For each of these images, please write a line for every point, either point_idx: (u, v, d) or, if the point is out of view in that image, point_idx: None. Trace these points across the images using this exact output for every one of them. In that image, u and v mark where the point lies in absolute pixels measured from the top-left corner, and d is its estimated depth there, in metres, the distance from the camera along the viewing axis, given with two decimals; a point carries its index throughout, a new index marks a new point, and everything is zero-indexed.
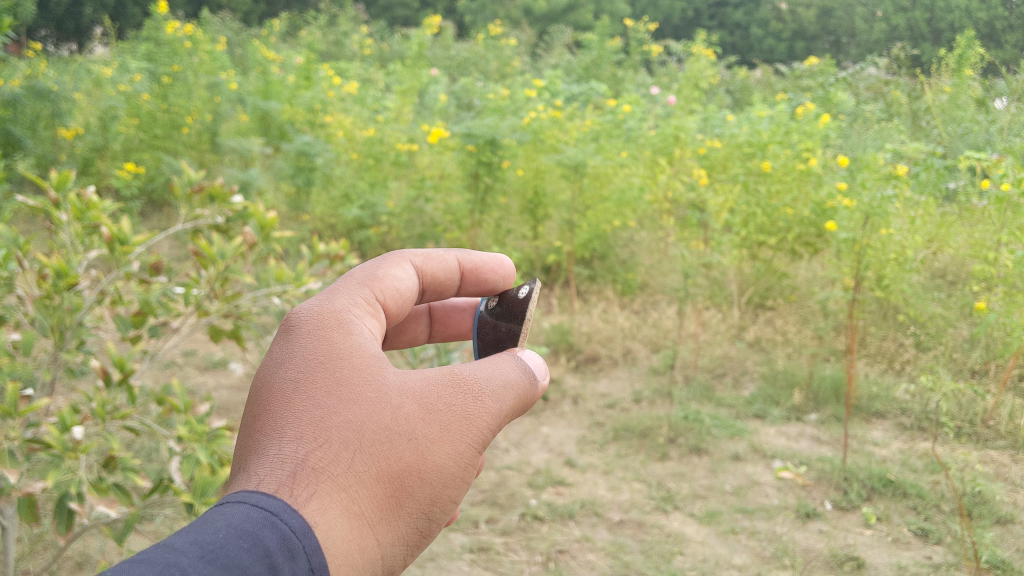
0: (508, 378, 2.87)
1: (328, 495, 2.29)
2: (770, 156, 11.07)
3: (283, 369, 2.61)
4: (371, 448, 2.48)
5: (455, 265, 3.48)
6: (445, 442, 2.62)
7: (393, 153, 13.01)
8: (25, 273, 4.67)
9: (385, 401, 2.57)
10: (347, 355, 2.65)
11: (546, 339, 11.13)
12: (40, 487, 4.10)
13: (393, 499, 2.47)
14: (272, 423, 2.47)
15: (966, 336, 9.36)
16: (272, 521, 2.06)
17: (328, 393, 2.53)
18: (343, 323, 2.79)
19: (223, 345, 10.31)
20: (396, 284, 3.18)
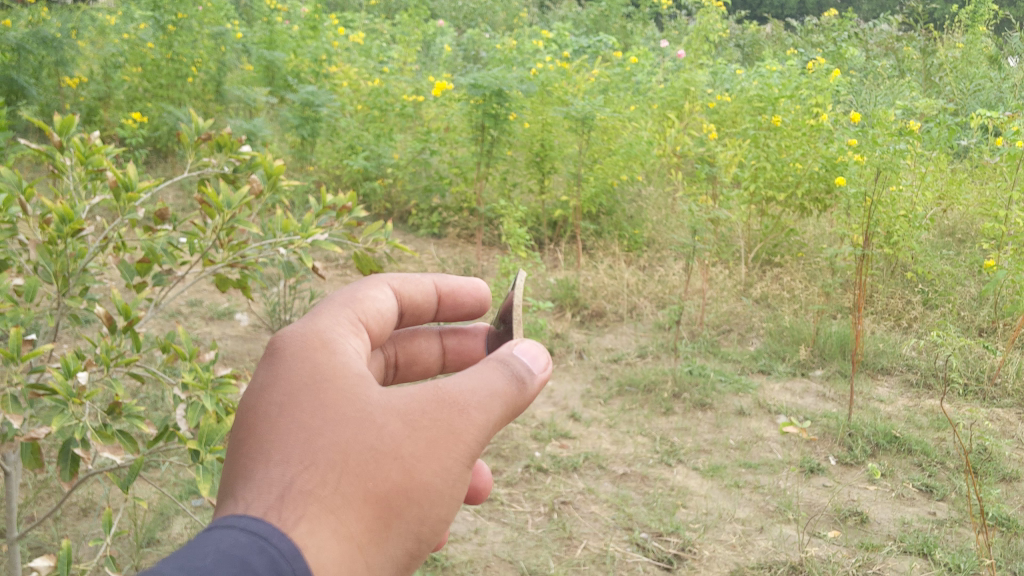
0: (498, 385, 2.42)
1: (313, 520, 1.99)
2: (780, 111, 10.97)
3: (262, 392, 2.24)
4: (357, 470, 2.13)
5: (432, 290, 3.09)
6: (435, 460, 2.25)
7: (398, 104, 12.89)
8: (29, 218, 4.60)
9: (369, 418, 2.20)
10: (332, 371, 2.28)
11: (551, 294, 11.00)
12: (44, 432, 4.08)
13: (381, 524, 2.15)
14: (250, 450, 2.13)
15: (975, 294, 9.59)
16: (261, 547, 1.81)
17: (312, 409, 2.18)
18: (327, 341, 2.39)
19: (228, 296, 10.29)
20: (375, 312, 2.71)
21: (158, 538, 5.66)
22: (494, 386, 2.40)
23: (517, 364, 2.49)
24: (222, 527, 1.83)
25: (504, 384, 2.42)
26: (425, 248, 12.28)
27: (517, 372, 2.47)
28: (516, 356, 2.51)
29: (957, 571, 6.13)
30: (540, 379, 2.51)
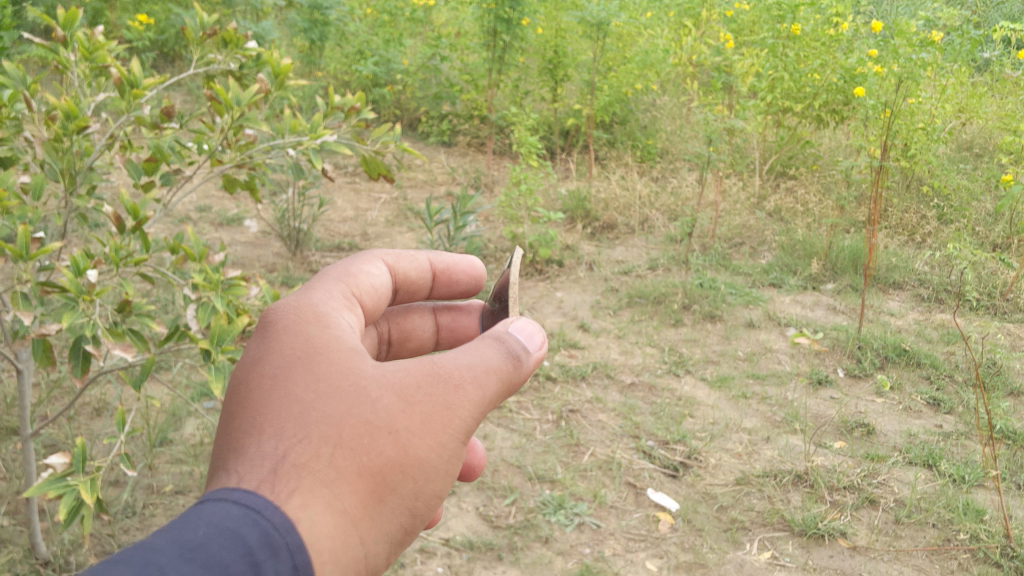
0: (495, 358, 2.35)
1: (306, 495, 1.94)
2: (801, 19, 10.57)
3: (254, 364, 2.19)
4: (351, 443, 2.08)
5: (426, 267, 3.06)
6: (431, 435, 2.19)
7: (408, 9, 12.62)
8: (34, 114, 4.52)
9: (363, 391, 2.15)
10: (325, 343, 2.22)
11: (562, 206, 10.91)
12: (55, 329, 4.08)
13: (375, 499, 2.11)
14: (242, 421, 2.08)
15: (990, 210, 9.48)
16: (253, 521, 1.78)
17: (305, 380, 2.12)
18: (320, 313, 2.34)
19: (237, 202, 10.23)
20: (365, 290, 2.67)
21: (170, 439, 5.73)
22: (490, 359, 2.34)
23: (517, 339, 2.42)
24: (214, 500, 1.80)
25: (502, 358, 2.36)
26: (435, 158, 12.15)
27: (516, 347, 2.40)
28: (516, 333, 2.44)
29: (962, 483, 6.18)
30: (537, 356, 2.44)
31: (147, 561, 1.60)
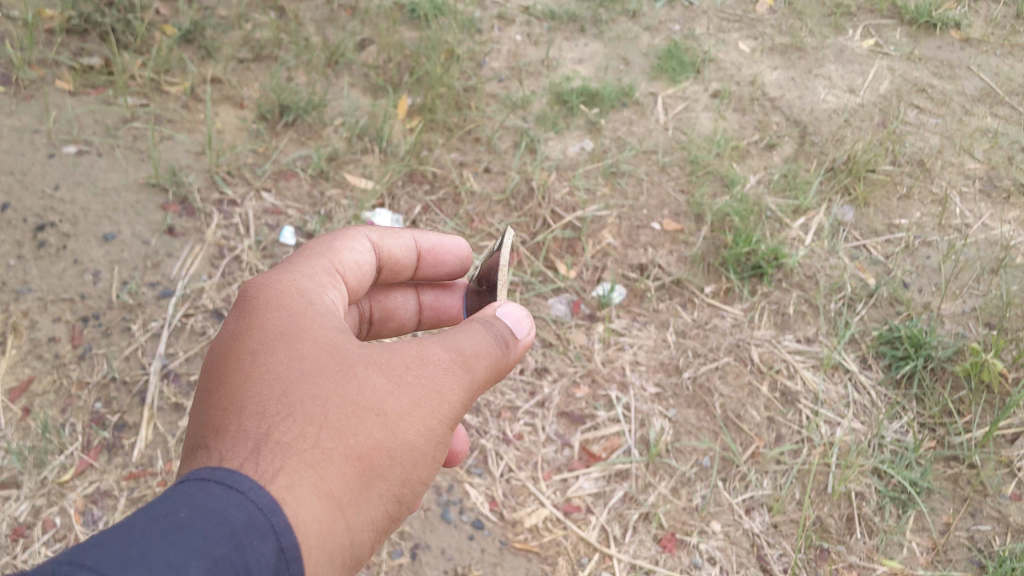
0: (502, 327, 1.81)
1: (294, 482, 1.46)
2: None
3: (227, 338, 1.68)
4: (340, 423, 1.56)
5: (409, 246, 2.25)
6: (430, 421, 1.64)
7: None
8: None
9: (353, 368, 1.61)
10: (313, 314, 1.70)
11: None
12: None
13: (364, 491, 1.56)
14: (213, 403, 1.58)
15: None
16: (236, 505, 1.37)
17: (285, 353, 1.62)
18: (305, 282, 1.80)
19: None
20: (353, 259, 2.02)
21: None
22: (494, 330, 1.80)
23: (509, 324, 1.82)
24: (193, 479, 1.40)
25: (507, 332, 1.81)
26: None
27: (511, 329, 1.82)
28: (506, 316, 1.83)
29: None
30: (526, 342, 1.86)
31: (116, 550, 1.24)
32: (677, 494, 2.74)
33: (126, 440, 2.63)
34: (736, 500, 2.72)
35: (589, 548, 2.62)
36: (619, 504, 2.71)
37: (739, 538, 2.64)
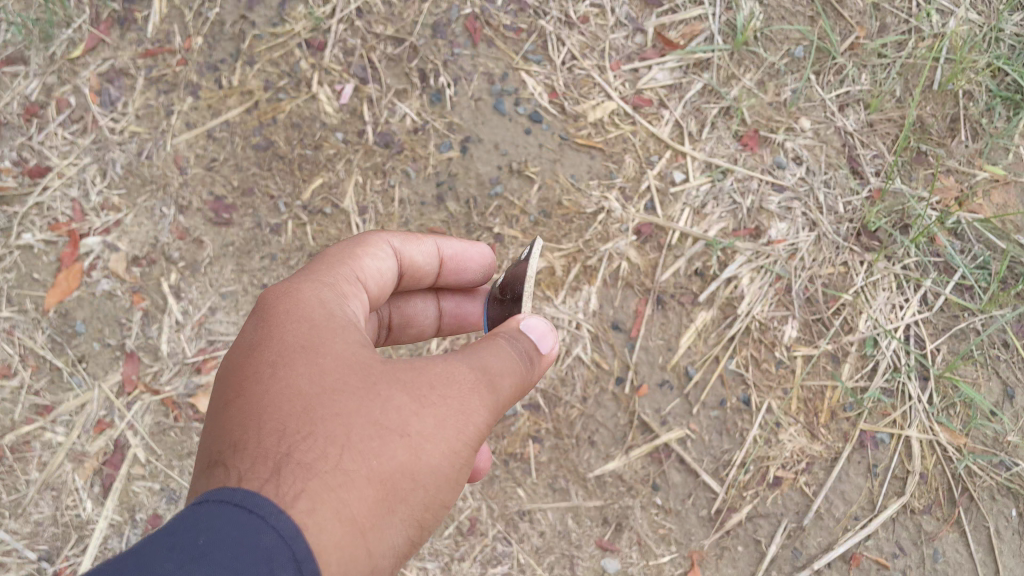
0: (537, 334, 1.18)
1: (319, 513, 0.90)
2: None
3: (233, 353, 1.09)
4: (364, 443, 0.97)
5: (435, 254, 1.50)
6: (467, 451, 1.05)
7: None
8: None
9: (374, 377, 1.02)
10: (337, 321, 1.10)
11: None
12: None
13: (385, 531, 0.97)
14: (212, 435, 1.01)
15: None
16: (251, 536, 0.84)
17: (306, 359, 1.03)
18: (326, 284, 1.18)
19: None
20: (376, 267, 1.33)
21: None
22: (529, 336, 1.17)
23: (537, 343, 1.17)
24: (212, 504, 0.87)
25: (534, 346, 1.17)
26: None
27: (534, 346, 1.17)
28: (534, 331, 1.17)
29: None
30: (546, 347, 1.19)
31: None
32: (762, 87, 2.12)
33: (139, 13, 2.12)
34: (828, 96, 2.11)
35: (660, 144, 2.09)
36: (697, 99, 2.12)
37: (830, 138, 2.09)
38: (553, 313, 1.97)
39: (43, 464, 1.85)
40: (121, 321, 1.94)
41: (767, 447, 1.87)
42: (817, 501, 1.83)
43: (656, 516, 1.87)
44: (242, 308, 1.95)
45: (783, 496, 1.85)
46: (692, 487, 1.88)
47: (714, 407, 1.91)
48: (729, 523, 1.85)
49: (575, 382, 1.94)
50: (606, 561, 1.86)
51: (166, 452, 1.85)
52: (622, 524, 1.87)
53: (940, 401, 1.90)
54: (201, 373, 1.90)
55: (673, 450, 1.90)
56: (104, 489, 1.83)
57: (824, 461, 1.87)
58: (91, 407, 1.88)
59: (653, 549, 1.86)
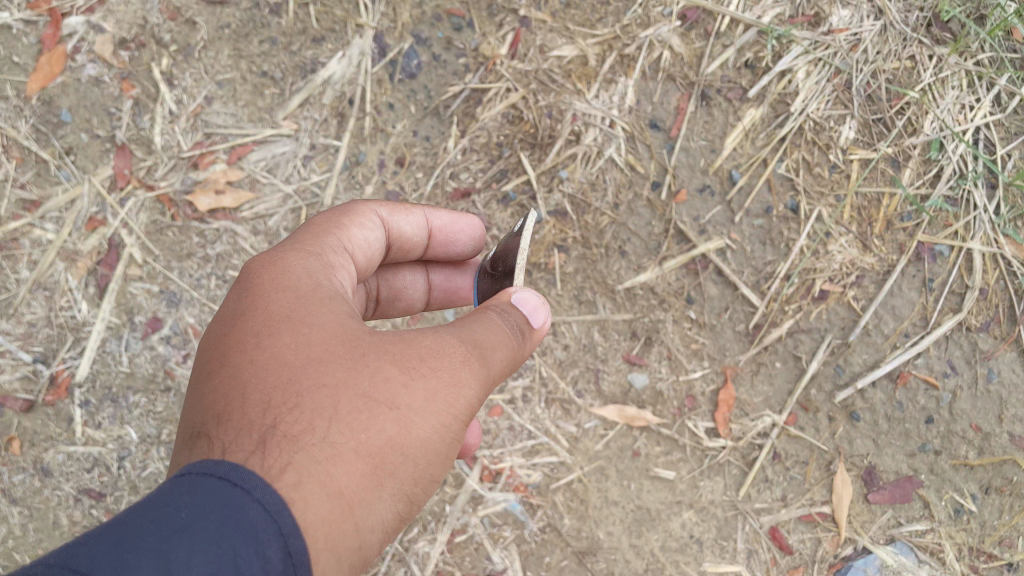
0: (529, 309, 1.03)
1: (307, 488, 0.78)
2: None
3: (214, 326, 0.95)
4: (353, 416, 0.84)
5: (424, 226, 1.32)
6: (460, 428, 0.92)
7: None
8: None
9: (360, 348, 0.89)
10: (325, 291, 0.96)
11: None
12: None
13: (376, 511, 0.85)
14: (190, 412, 0.87)
15: None
16: (237, 513, 0.72)
17: (292, 328, 0.90)
18: (313, 253, 1.04)
19: None
20: (365, 237, 1.18)
21: None
22: (518, 312, 1.03)
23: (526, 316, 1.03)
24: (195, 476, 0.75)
25: (523, 320, 1.03)
26: None
27: (525, 318, 1.02)
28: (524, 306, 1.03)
29: None
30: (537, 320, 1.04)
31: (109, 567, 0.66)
32: None
33: None
34: None
35: None
36: None
37: None
38: (585, 108, 1.75)
39: (34, 263, 1.70)
40: (109, 111, 1.73)
41: (814, 259, 1.71)
42: (866, 315, 1.69)
43: (689, 331, 1.74)
44: (240, 98, 1.77)
45: (828, 311, 1.71)
46: (729, 302, 1.73)
47: (759, 216, 1.73)
48: (768, 339, 1.72)
49: (607, 187, 1.75)
50: (634, 376, 1.74)
51: (164, 253, 1.72)
52: (652, 339, 1.73)
53: (1008, 212, 1.68)
54: (199, 170, 1.75)
55: (711, 262, 1.73)
56: (100, 291, 1.70)
57: (876, 275, 1.71)
58: (82, 203, 1.73)
59: (684, 364, 1.73)
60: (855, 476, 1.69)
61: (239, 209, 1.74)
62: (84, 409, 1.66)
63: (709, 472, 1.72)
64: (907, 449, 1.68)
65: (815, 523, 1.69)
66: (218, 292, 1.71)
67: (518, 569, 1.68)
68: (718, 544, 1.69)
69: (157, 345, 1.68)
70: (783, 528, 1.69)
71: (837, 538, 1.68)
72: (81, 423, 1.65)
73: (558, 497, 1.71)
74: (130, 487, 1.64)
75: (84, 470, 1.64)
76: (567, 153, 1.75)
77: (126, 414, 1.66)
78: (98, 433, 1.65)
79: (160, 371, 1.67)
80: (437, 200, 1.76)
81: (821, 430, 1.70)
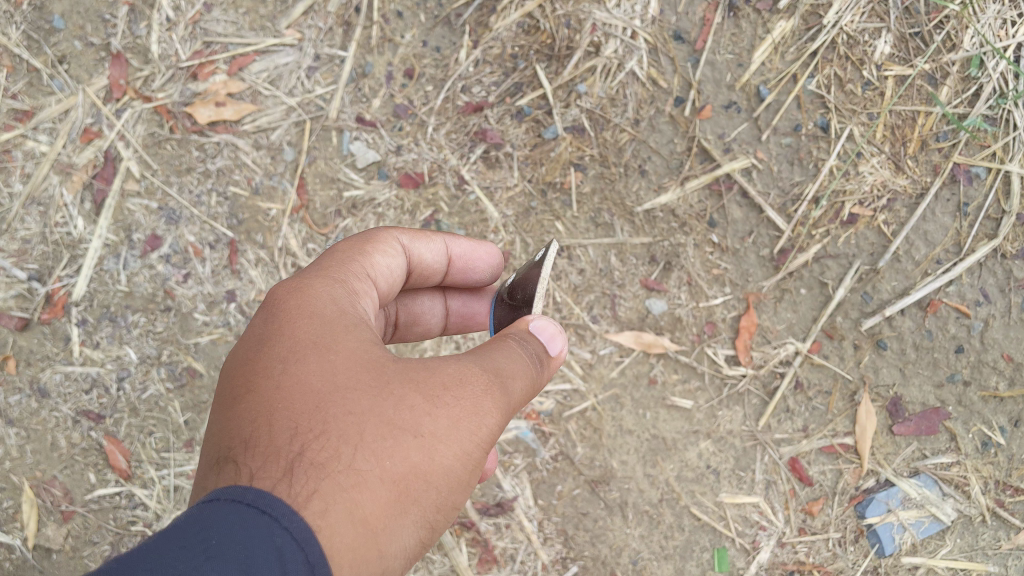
0: (546, 337, 0.95)
1: (332, 518, 0.70)
2: None
3: (234, 354, 0.87)
4: (379, 442, 0.76)
5: (444, 254, 1.20)
6: (483, 458, 0.84)
7: None
8: None
9: (382, 374, 0.81)
10: (350, 316, 0.88)
11: None
12: None
13: (400, 545, 0.76)
14: (209, 445, 0.80)
15: None
16: (267, 540, 0.65)
17: (317, 353, 0.82)
18: (338, 278, 0.95)
19: None
20: (388, 263, 1.07)
21: None
22: (537, 339, 0.94)
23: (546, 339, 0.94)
24: (225, 502, 0.68)
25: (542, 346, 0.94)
26: None
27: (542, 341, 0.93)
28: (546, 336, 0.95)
29: None
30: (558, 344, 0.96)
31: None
32: None
33: None
34: None
35: None
36: None
37: None
38: (604, 18, 1.62)
39: (28, 176, 1.62)
40: (104, 16, 1.63)
41: (844, 180, 1.62)
42: (897, 241, 1.60)
43: (710, 256, 1.66)
44: (241, 5, 1.67)
45: (857, 236, 1.63)
46: (753, 225, 1.66)
47: (787, 134, 1.63)
48: (794, 265, 1.64)
49: (627, 102, 1.65)
50: (652, 302, 1.67)
51: (163, 167, 1.64)
52: (672, 264, 1.67)
53: None
54: (198, 81, 1.66)
55: (736, 182, 1.65)
56: (97, 206, 1.63)
57: (908, 199, 1.61)
58: (77, 114, 1.64)
59: (704, 289, 1.66)
60: (880, 406, 1.63)
61: (240, 123, 1.66)
62: (82, 329, 1.60)
63: (728, 401, 1.66)
64: (934, 379, 1.60)
65: (837, 455, 1.64)
66: (220, 209, 1.64)
67: (530, 497, 1.63)
68: (735, 475, 1.64)
69: (157, 264, 1.62)
70: (803, 460, 1.64)
71: (859, 470, 1.63)
72: (79, 343, 1.59)
73: (572, 425, 1.66)
74: (130, 409, 1.58)
75: (83, 391, 1.58)
76: (585, 66, 1.64)
77: (125, 335, 1.60)
78: (97, 353, 1.59)
79: (159, 290, 1.61)
80: (446, 115, 1.67)
81: (845, 359, 1.64)
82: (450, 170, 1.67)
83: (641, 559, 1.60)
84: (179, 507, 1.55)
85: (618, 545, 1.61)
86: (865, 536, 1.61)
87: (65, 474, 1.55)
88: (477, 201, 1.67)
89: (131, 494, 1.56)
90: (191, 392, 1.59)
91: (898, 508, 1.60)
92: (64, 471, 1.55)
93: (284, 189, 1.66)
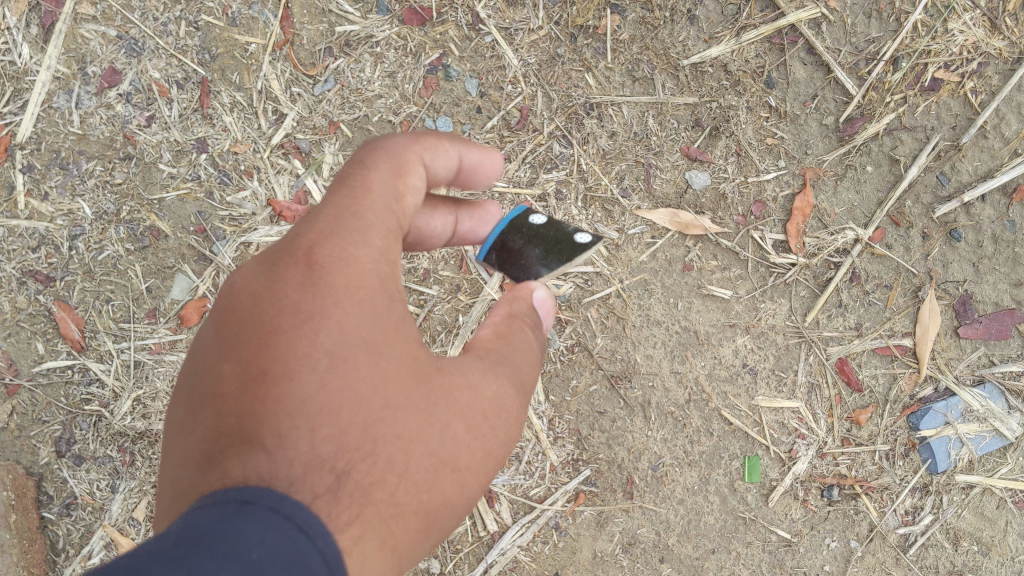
0: (543, 312, 0.88)
1: (363, 549, 0.62)
2: None
3: (255, 308, 0.69)
4: (422, 475, 0.69)
5: (454, 167, 0.89)
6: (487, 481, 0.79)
7: None
8: None
9: (428, 391, 0.71)
10: (397, 300, 0.73)
11: None
12: None
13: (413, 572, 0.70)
14: (216, 418, 0.65)
15: None
16: (303, 564, 0.53)
17: (366, 353, 0.68)
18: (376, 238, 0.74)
19: None
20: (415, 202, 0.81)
21: None
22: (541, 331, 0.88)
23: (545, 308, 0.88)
24: (261, 511, 0.56)
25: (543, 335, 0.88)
26: None
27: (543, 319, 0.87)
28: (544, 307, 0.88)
29: None
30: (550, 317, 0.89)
31: None
32: None
33: None
34: None
35: None
36: None
37: None
38: None
39: None
40: None
41: (930, 39, 1.41)
42: (986, 113, 1.42)
43: (766, 122, 1.43)
44: None
45: (939, 105, 1.43)
46: (818, 88, 1.44)
47: None
48: (863, 136, 1.43)
49: None
50: (693, 175, 1.42)
51: None
52: (719, 129, 1.43)
53: None
54: None
55: (801, 36, 1.43)
56: (44, 32, 1.34)
57: (1001, 64, 1.43)
58: None
59: (755, 162, 1.43)
60: (946, 306, 1.44)
61: None
62: (27, 176, 1.35)
63: (773, 293, 1.44)
64: (1012, 277, 1.44)
65: (892, 357, 1.44)
66: (189, 42, 1.37)
67: (540, 393, 1.38)
68: (774, 376, 1.42)
69: (115, 104, 1.35)
70: (853, 362, 1.44)
71: (916, 376, 1.44)
72: (24, 193, 1.35)
73: (592, 313, 1.40)
74: (84, 272, 1.36)
75: (29, 249, 1.35)
76: None
77: (78, 185, 1.35)
78: (45, 206, 1.34)
79: (118, 135, 1.35)
80: None
81: (911, 250, 1.43)
82: (462, 5, 1.40)
83: (662, 465, 1.40)
84: (140, 385, 1.37)
85: (637, 448, 1.40)
86: (916, 450, 1.44)
87: (8, 342, 1.35)
88: (493, 44, 1.41)
89: (85, 368, 1.36)
90: (155, 256, 1.37)
91: (958, 421, 1.44)
92: (8, 339, 1.35)
93: (266, 20, 1.39)
